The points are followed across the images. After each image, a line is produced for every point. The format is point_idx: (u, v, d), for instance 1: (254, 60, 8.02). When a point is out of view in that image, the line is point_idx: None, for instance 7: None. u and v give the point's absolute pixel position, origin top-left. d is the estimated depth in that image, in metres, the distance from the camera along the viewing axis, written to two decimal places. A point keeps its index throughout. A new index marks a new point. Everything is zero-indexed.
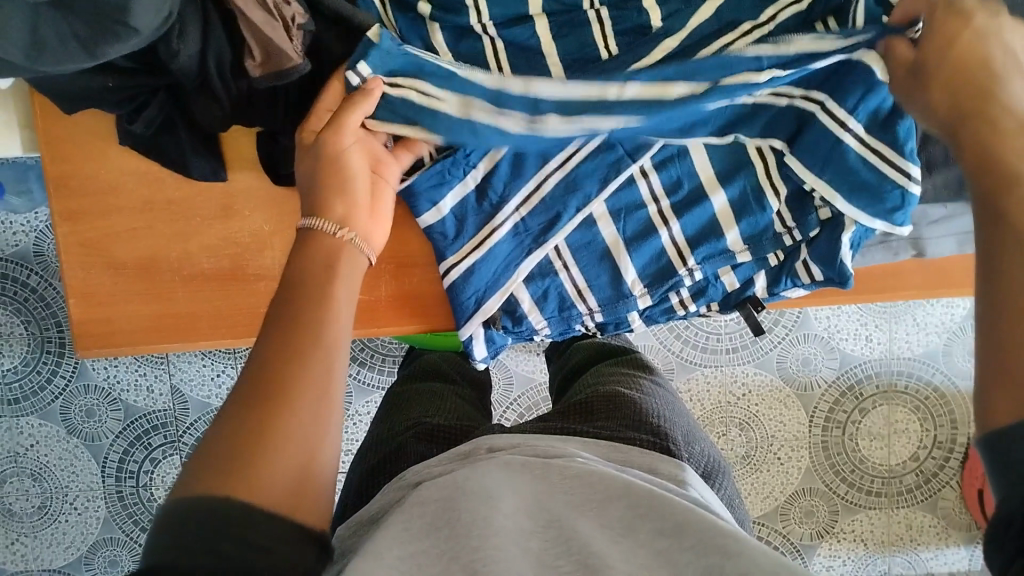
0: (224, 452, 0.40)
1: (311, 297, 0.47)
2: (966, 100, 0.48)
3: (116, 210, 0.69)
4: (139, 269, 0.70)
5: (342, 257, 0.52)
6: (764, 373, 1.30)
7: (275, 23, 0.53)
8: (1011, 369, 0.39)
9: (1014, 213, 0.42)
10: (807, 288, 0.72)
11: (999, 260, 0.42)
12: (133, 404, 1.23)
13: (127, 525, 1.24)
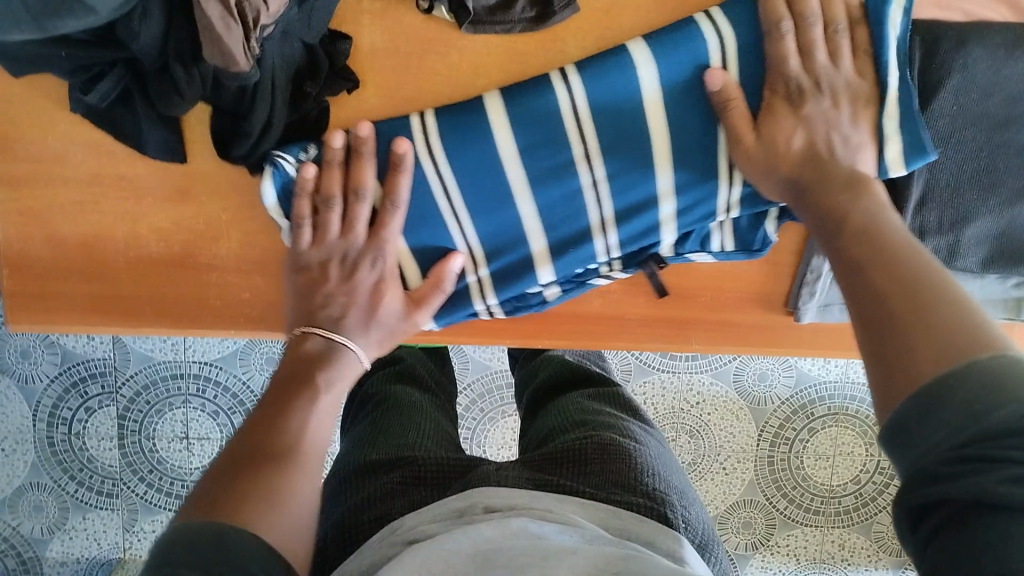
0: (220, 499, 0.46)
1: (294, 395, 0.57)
2: (889, 301, 0.46)
3: (60, 180, 0.63)
4: (82, 245, 0.65)
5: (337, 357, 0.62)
6: (720, 384, 1.30)
7: (230, 22, 0.48)
8: (890, 332, 0.45)
9: (883, 272, 0.48)
10: (716, 257, 0.67)
11: (877, 313, 0.47)
12: (70, 350, 1.19)
13: (56, 472, 1.22)
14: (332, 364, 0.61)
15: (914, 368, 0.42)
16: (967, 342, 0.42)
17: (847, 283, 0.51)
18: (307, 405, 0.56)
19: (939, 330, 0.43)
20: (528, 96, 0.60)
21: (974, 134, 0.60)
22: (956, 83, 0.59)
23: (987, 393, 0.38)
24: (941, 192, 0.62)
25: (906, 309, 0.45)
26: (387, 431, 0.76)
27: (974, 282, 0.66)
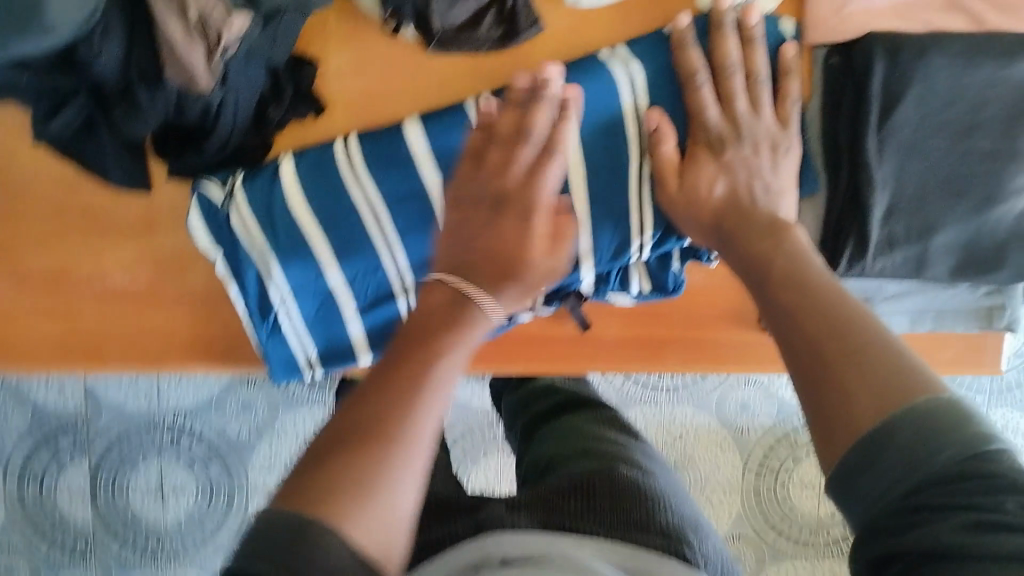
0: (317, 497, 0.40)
1: (394, 375, 0.45)
2: (825, 351, 0.44)
3: (26, 215, 0.62)
4: (45, 280, 0.64)
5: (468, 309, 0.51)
6: (703, 416, 1.29)
7: (192, 41, 0.48)
8: (830, 380, 0.43)
9: (836, 390, 0.42)
10: (634, 298, 0.68)
11: (827, 370, 0.43)
12: (40, 402, 1.17)
13: (25, 531, 1.18)
14: (469, 323, 0.50)
15: (849, 405, 0.41)
16: (894, 390, 0.41)
17: (763, 313, 0.51)
18: (443, 355, 0.47)
19: (876, 372, 0.42)
20: (445, 124, 0.63)
21: (936, 142, 0.61)
22: (916, 91, 0.60)
23: (949, 435, 0.38)
24: (911, 201, 0.62)
25: (840, 359, 0.43)
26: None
27: (945, 293, 0.67)
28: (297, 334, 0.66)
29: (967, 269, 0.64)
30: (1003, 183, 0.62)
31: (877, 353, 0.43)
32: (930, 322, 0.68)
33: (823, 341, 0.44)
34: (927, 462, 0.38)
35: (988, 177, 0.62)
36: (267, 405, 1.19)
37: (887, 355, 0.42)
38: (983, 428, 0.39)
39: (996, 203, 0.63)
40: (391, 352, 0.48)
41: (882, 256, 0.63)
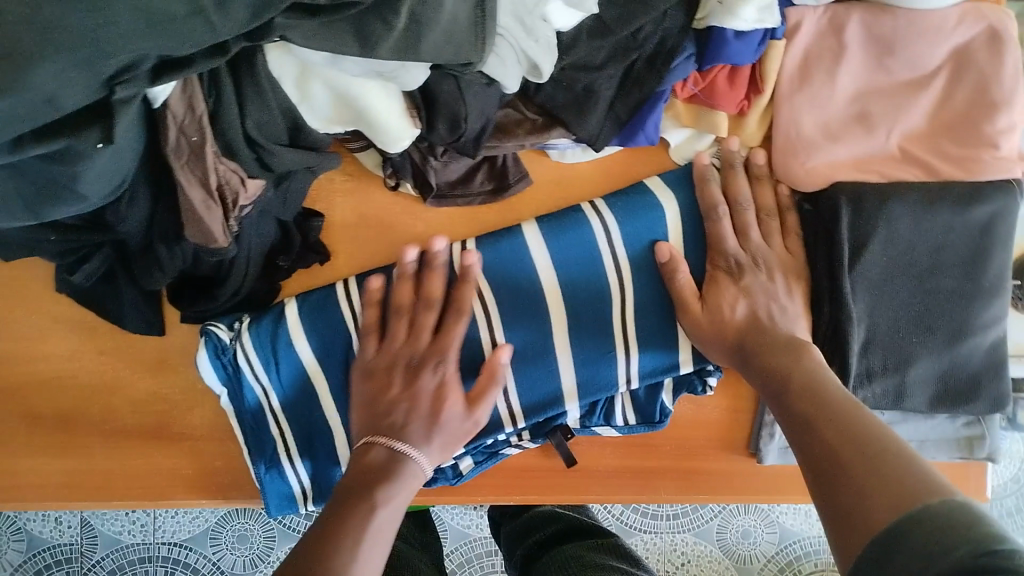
0: None
1: (324, 542, 0.53)
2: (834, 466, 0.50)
3: (42, 359, 0.66)
4: (57, 420, 0.66)
5: (398, 472, 0.59)
6: (704, 544, 1.28)
7: (211, 205, 0.53)
8: (847, 488, 0.48)
9: (861, 498, 0.47)
10: (621, 430, 0.70)
11: (840, 482, 0.49)
12: (38, 535, 1.17)
13: None
14: (395, 478, 0.59)
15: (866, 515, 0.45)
16: (909, 484, 0.45)
17: (795, 441, 0.55)
18: (370, 521, 0.56)
19: (886, 473, 0.47)
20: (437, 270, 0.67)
21: (903, 282, 0.65)
22: (880, 236, 0.64)
23: (956, 527, 0.40)
24: (883, 337, 0.65)
25: (851, 463, 0.49)
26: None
27: (926, 423, 0.69)
28: (297, 470, 0.69)
29: (945, 400, 0.67)
30: (969, 319, 0.66)
31: (904, 467, 0.47)
32: (914, 453, 0.70)
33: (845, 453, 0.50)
34: (952, 553, 0.38)
35: (954, 315, 0.65)
36: (263, 537, 1.18)
37: (916, 471, 0.46)
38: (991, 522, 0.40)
39: (965, 338, 0.66)
40: (323, 522, 0.56)
41: (862, 388, 0.66)
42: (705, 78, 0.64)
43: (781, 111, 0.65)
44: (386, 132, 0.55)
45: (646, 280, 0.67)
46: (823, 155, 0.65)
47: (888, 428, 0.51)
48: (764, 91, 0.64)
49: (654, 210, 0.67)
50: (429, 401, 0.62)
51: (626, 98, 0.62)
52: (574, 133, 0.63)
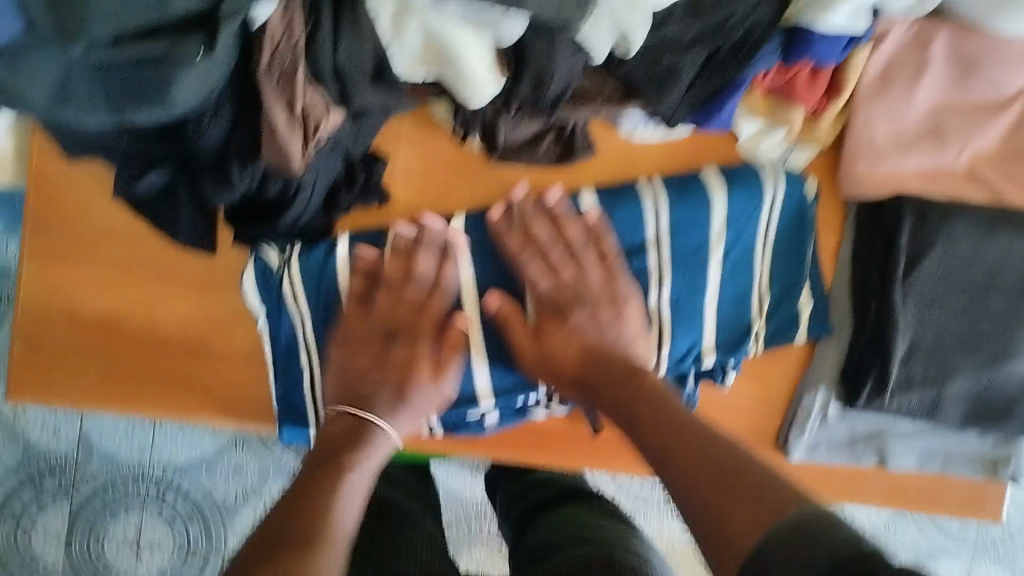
0: None
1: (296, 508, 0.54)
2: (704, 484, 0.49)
3: (90, 262, 0.66)
4: (99, 324, 0.67)
5: (373, 440, 0.62)
6: (691, 533, 1.29)
7: (294, 127, 0.52)
8: (718, 510, 0.47)
9: (727, 514, 0.46)
10: None
11: (715, 498, 0.47)
12: (34, 441, 1.16)
13: None
14: (366, 447, 0.61)
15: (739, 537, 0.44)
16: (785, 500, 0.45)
17: (659, 473, 0.53)
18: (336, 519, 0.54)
19: (771, 487, 0.46)
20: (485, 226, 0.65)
21: (955, 297, 0.65)
22: (940, 249, 0.64)
23: (815, 530, 0.41)
24: (927, 348, 0.66)
25: (709, 481, 0.49)
26: (384, 562, 0.76)
27: (955, 438, 0.69)
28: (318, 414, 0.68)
29: (977, 418, 0.67)
30: (1014, 342, 0.66)
31: (767, 484, 0.46)
32: (938, 464, 0.70)
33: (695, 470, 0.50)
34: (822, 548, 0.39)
35: (1000, 336, 0.66)
36: (258, 474, 1.18)
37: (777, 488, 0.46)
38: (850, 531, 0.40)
39: (1007, 360, 0.66)
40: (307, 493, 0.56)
41: (899, 394, 0.66)
42: (787, 74, 0.61)
43: (856, 116, 0.63)
44: (471, 84, 0.54)
45: (693, 271, 0.65)
46: (893, 164, 0.64)
47: (744, 450, 0.51)
48: (843, 95, 0.62)
49: (708, 201, 0.64)
50: (400, 373, 0.65)
51: (707, 80, 0.59)
52: (651, 110, 0.60)
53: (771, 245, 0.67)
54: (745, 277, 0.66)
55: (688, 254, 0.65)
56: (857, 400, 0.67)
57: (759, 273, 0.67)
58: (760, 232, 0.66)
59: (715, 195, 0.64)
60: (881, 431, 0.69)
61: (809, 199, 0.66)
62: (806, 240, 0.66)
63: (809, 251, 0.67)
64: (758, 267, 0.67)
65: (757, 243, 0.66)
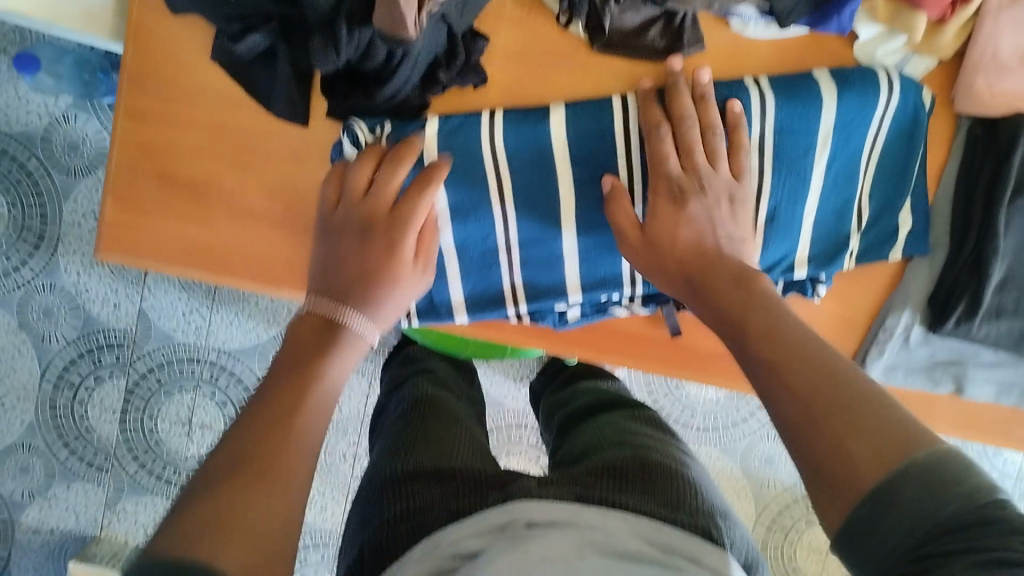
0: (224, 515, 0.40)
1: (287, 398, 0.48)
2: (819, 407, 0.43)
3: (183, 123, 0.66)
4: (188, 187, 0.67)
5: (345, 338, 0.54)
6: (728, 460, 1.30)
7: None
8: (816, 429, 0.43)
9: (837, 439, 0.42)
10: None
11: (822, 419, 0.43)
12: (95, 315, 1.14)
13: (50, 436, 1.16)
14: (343, 343, 0.54)
15: (854, 474, 0.40)
16: (890, 444, 0.40)
17: (762, 397, 0.47)
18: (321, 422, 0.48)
19: (878, 427, 0.41)
20: (587, 114, 0.64)
21: None
22: None
23: (938, 483, 0.38)
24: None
25: (824, 411, 0.43)
26: (423, 432, 0.77)
27: None
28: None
29: None
30: None
31: (882, 410, 0.42)
32: (1014, 398, 0.69)
33: (802, 388, 0.44)
34: (934, 514, 0.37)
35: None
36: None
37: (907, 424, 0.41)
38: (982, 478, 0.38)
39: None
40: (272, 391, 0.49)
41: (987, 323, 0.65)
42: None
43: (982, 28, 0.61)
44: None
45: (794, 177, 0.63)
46: (1013, 81, 0.61)
47: (856, 367, 0.45)
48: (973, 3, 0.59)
49: (817, 100, 0.62)
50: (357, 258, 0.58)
51: None
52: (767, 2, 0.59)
53: (878, 154, 0.65)
54: (848, 187, 0.65)
55: (795, 158, 0.63)
56: (943, 325, 0.65)
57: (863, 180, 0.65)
58: (868, 140, 0.64)
59: (827, 97, 0.62)
60: (961, 359, 0.68)
61: (924, 107, 0.64)
62: (912, 153, 0.65)
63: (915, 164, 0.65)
64: (862, 175, 0.65)
65: (864, 148, 0.64)
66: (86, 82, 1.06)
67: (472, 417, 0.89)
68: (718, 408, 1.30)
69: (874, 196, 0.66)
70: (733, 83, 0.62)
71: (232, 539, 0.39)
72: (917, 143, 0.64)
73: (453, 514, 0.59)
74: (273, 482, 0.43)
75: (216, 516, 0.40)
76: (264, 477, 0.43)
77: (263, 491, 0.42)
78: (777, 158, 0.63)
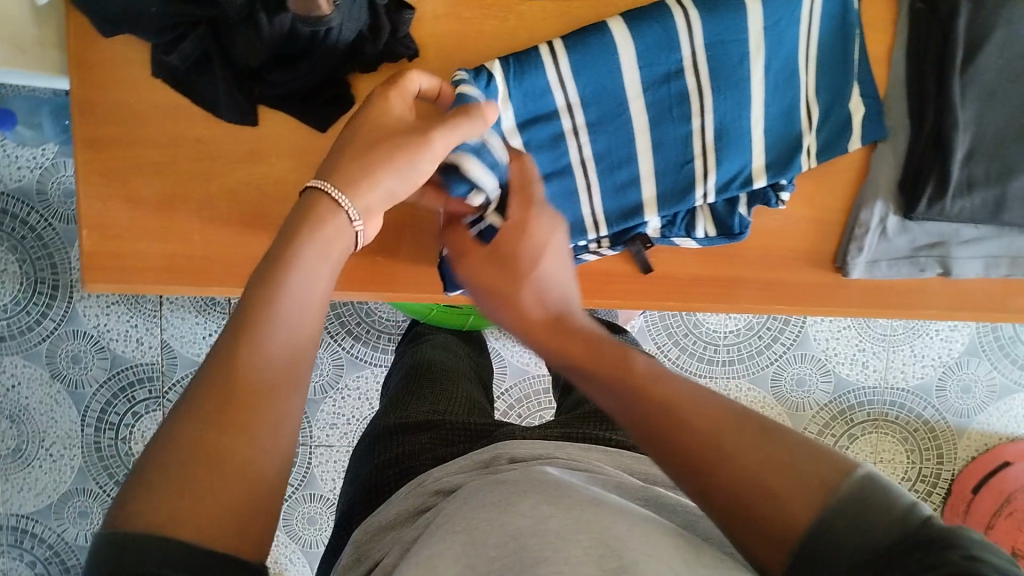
0: (188, 484, 0.33)
1: (248, 332, 0.37)
2: (688, 437, 0.37)
3: (140, 142, 0.67)
4: (157, 204, 0.69)
5: (342, 184, 0.46)
6: (757, 389, 1.31)
7: None
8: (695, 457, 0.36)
9: (716, 466, 0.35)
10: (700, 243, 0.68)
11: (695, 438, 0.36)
12: (120, 354, 1.17)
13: (102, 477, 1.18)
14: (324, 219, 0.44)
15: (780, 511, 0.34)
16: (797, 470, 0.34)
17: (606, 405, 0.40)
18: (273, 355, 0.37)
19: (759, 457, 0.35)
20: (520, 68, 0.62)
21: (1018, 89, 0.63)
22: (1000, 37, 0.62)
23: (859, 509, 0.33)
24: (989, 145, 0.63)
25: (716, 437, 0.36)
26: (418, 394, 0.83)
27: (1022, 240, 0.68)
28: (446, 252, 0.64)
29: None
30: None
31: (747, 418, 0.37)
32: (1004, 270, 0.68)
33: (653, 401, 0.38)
34: (866, 534, 0.32)
35: None
36: (332, 365, 1.22)
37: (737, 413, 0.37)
38: (905, 508, 0.33)
39: None
40: (242, 307, 0.39)
41: (961, 197, 0.64)
42: None
43: None
44: None
45: (732, 85, 0.64)
46: None
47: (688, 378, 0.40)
48: None
49: (742, 8, 0.63)
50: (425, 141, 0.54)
51: None
52: None
53: (815, 47, 0.65)
54: (790, 86, 0.65)
55: (731, 64, 0.64)
56: (916, 210, 0.65)
57: (806, 77, 0.65)
58: (800, 37, 0.64)
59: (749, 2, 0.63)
60: (944, 240, 0.68)
61: None
62: (850, 39, 0.65)
63: (856, 51, 0.65)
64: (804, 72, 0.65)
65: (800, 45, 0.64)
66: (66, 128, 1.08)
67: (473, 379, 0.94)
68: (739, 341, 1.30)
69: (821, 90, 0.65)
70: (654, 7, 0.63)
71: (211, 486, 0.34)
72: (852, 30, 0.65)
73: (437, 460, 0.65)
74: (266, 410, 0.36)
75: (196, 482, 0.33)
76: (229, 455, 0.35)
77: (229, 470, 0.34)
78: (715, 72, 0.64)
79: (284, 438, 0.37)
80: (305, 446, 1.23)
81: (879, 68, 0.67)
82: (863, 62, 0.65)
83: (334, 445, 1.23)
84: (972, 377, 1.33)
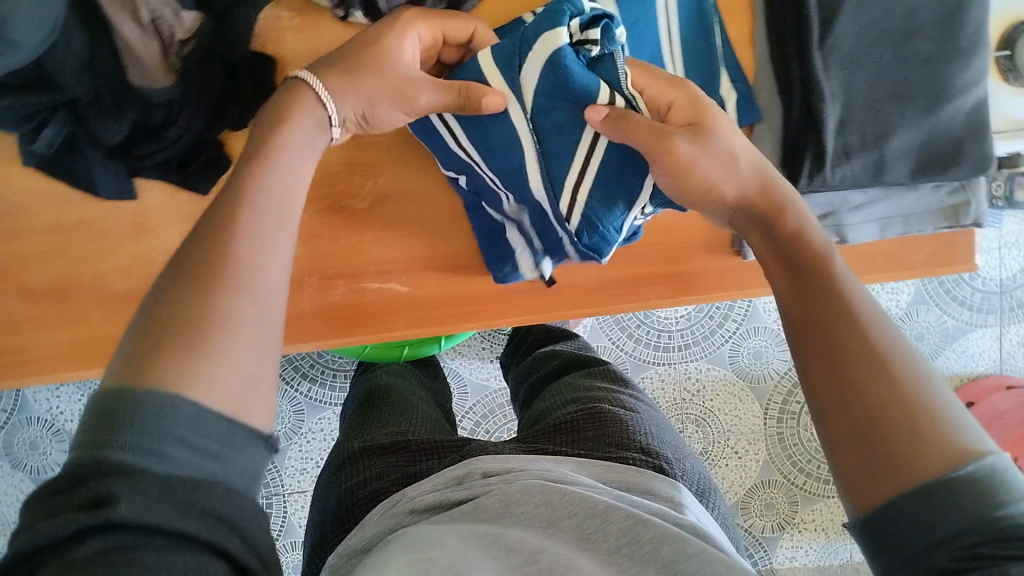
0: (161, 331, 0.38)
1: (219, 226, 0.42)
2: (834, 344, 0.43)
3: (24, 233, 0.66)
4: (52, 292, 0.68)
5: (301, 99, 0.53)
6: (718, 368, 1.31)
7: (148, 38, 0.54)
8: (861, 373, 0.41)
9: (858, 365, 0.42)
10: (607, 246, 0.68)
11: (856, 353, 0.42)
12: None
13: None
14: (295, 112, 0.52)
15: (906, 451, 0.38)
16: (928, 453, 0.38)
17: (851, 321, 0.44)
18: (255, 241, 0.42)
19: (922, 415, 0.39)
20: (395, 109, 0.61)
21: (878, 52, 0.63)
22: (852, 4, 0.62)
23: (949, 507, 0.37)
24: (859, 110, 0.64)
25: (870, 357, 0.42)
26: (379, 418, 0.82)
27: (910, 197, 0.68)
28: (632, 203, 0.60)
29: (923, 170, 0.66)
30: (950, 81, 0.64)
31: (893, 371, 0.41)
32: (898, 229, 0.69)
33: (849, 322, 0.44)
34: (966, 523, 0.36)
35: (933, 78, 0.64)
36: (292, 412, 1.22)
37: (903, 382, 0.40)
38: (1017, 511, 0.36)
39: (946, 101, 0.65)
40: (224, 207, 0.44)
41: (840, 166, 0.64)
42: None
43: None
44: None
45: None
46: None
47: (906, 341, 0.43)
48: None
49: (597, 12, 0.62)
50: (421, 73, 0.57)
51: None
52: None
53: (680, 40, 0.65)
54: None
55: None
56: (798, 186, 0.65)
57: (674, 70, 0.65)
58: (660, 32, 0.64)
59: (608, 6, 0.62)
60: (834, 209, 0.68)
61: None
62: (710, 26, 0.65)
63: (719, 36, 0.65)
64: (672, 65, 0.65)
65: (662, 41, 0.64)
66: None
67: (431, 402, 0.94)
68: (692, 323, 1.30)
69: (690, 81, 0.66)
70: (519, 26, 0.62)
71: (189, 352, 0.37)
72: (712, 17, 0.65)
73: (409, 479, 0.65)
74: (233, 294, 0.40)
75: (176, 336, 0.38)
76: (203, 332, 0.38)
77: (222, 345, 0.38)
78: None
79: (258, 332, 0.40)
80: (281, 494, 1.22)
81: (743, 50, 0.67)
82: (726, 47, 0.66)
83: (311, 486, 1.22)
84: (923, 325, 1.33)
